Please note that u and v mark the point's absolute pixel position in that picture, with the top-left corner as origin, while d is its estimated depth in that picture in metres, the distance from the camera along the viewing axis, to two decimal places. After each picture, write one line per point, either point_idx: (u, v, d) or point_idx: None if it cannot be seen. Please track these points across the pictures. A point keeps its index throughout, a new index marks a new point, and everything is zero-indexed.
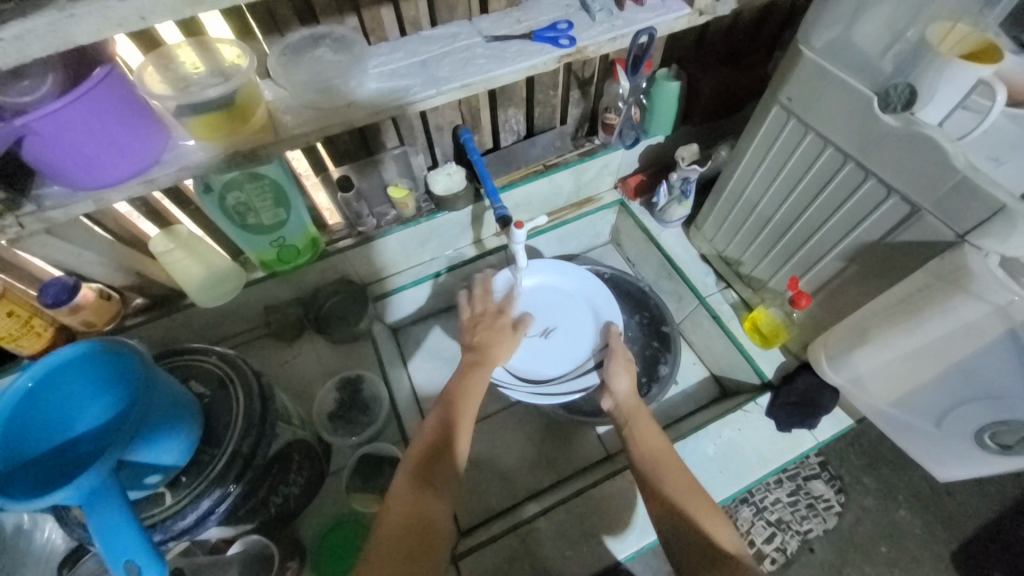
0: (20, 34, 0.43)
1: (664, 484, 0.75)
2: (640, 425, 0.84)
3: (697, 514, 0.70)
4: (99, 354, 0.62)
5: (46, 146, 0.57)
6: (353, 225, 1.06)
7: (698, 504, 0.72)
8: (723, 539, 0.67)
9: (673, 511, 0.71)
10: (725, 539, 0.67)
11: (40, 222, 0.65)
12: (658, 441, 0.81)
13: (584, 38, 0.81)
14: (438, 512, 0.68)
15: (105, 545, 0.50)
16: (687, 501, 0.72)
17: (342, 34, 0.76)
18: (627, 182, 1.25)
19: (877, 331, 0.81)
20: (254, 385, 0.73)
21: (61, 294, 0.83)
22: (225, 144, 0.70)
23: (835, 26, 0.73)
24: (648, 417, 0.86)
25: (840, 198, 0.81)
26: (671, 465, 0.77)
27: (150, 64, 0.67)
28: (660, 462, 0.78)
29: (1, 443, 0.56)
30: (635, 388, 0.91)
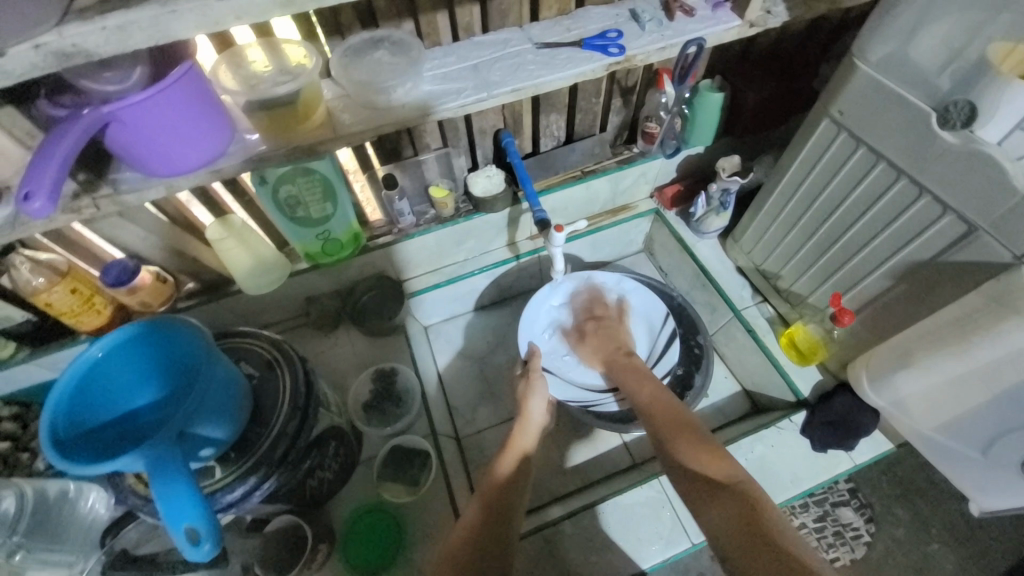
0: (123, 25, 0.47)
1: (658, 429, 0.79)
2: (633, 380, 0.94)
3: (687, 453, 0.72)
4: (158, 332, 0.66)
5: (127, 133, 0.61)
6: (393, 222, 1.10)
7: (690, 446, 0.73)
8: (715, 471, 0.68)
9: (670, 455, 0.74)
10: (714, 470, 0.68)
11: (113, 204, 0.69)
12: (651, 394, 0.88)
13: (633, 46, 0.82)
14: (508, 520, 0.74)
15: (167, 512, 0.54)
16: (682, 442, 0.74)
17: (400, 38, 0.79)
18: (664, 191, 1.25)
19: (923, 353, 0.79)
20: (299, 370, 0.76)
21: (123, 275, 0.88)
22: (286, 139, 0.73)
23: (894, 40, 0.72)
24: (636, 368, 0.97)
25: (889, 215, 0.80)
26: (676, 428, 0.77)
27: (223, 64, 0.72)
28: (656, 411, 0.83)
29: (68, 412, 0.60)
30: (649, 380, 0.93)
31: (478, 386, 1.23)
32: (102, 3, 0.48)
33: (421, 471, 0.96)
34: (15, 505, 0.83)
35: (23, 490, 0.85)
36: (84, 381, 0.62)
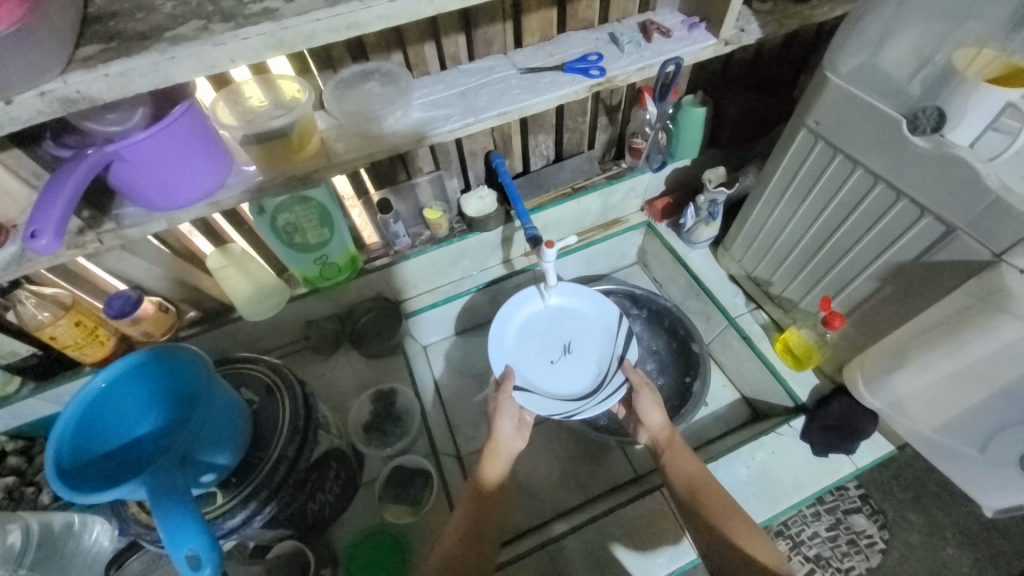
0: (124, 71, 0.50)
1: (706, 509, 0.77)
2: (680, 456, 0.86)
3: (742, 540, 0.71)
4: (160, 360, 0.67)
5: (130, 170, 0.64)
6: (390, 245, 1.12)
7: (745, 531, 0.73)
8: (769, 560, 0.68)
9: (726, 541, 0.72)
10: (768, 558, 0.68)
11: (117, 238, 0.71)
12: (697, 468, 0.83)
13: (613, 68, 0.85)
14: (485, 527, 0.78)
15: (169, 537, 0.54)
16: (735, 527, 0.73)
17: (390, 69, 0.83)
18: (654, 204, 1.27)
19: (916, 353, 0.79)
20: (298, 393, 0.77)
21: (126, 306, 0.90)
22: (281, 168, 0.76)
23: (861, 52, 0.75)
24: (685, 447, 0.88)
25: (871, 219, 0.82)
26: (716, 493, 0.79)
27: (221, 100, 0.75)
28: (706, 491, 0.80)
29: (72, 441, 0.61)
30: (668, 420, 0.93)
31: (478, 403, 1.24)
32: (105, 51, 0.51)
33: (423, 491, 0.97)
34: (21, 539, 0.84)
35: (29, 524, 0.86)
36: (88, 412, 0.63)
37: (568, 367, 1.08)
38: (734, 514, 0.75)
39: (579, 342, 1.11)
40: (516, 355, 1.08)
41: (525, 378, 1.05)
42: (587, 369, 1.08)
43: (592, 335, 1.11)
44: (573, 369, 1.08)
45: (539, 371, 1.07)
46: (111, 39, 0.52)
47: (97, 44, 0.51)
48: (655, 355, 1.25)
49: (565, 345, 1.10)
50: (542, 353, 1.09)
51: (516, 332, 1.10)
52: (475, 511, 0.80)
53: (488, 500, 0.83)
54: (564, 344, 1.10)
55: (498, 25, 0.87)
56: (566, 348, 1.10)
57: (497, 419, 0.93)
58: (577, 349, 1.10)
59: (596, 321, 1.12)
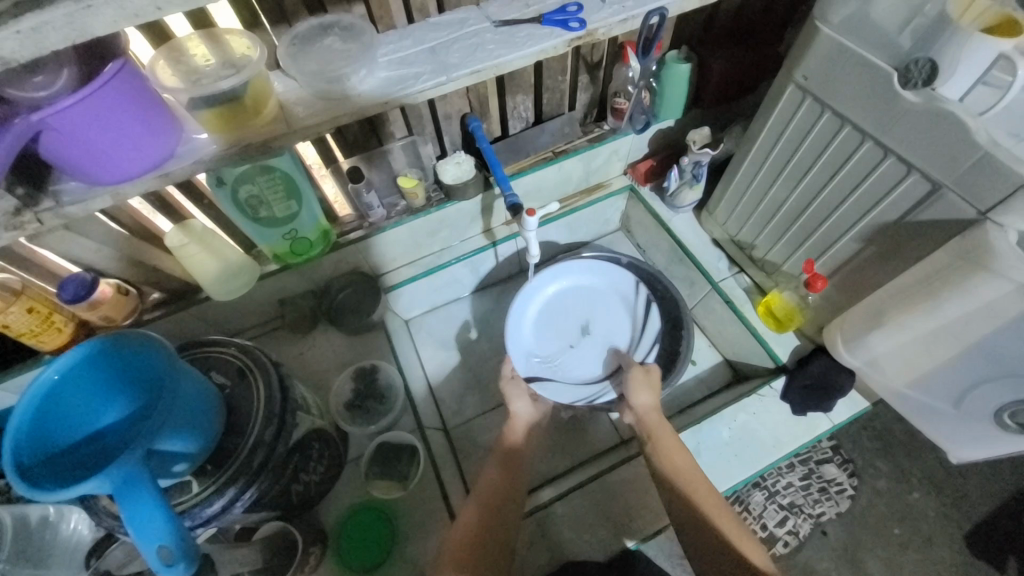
0: (37, 27, 0.43)
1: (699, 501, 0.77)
2: (667, 444, 0.85)
3: (731, 533, 0.73)
4: (119, 345, 0.63)
5: (61, 140, 0.57)
6: (364, 216, 1.07)
7: (735, 528, 0.74)
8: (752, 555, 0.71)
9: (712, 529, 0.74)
10: (754, 553, 0.71)
11: (59, 218, 0.65)
12: (685, 459, 0.83)
13: (594, 20, 0.79)
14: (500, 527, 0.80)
15: (140, 532, 0.52)
16: (725, 529, 0.73)
17: (350, 22, 0.75)
18: (637, 167, 1.24)
19: (895, 312, 0.80)
20: (272, 375, 0.74)
21: (80, 289, 0.85)
22: (237, 136, 0.69)
23: (853, 1, 0.71)
24: (673, 432, 0.87)
25: (856, 178, 0.80)
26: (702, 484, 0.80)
27: (162, 58, 0.67)
28: (697, 487, 0.79)
29: (29, 438, 0.57)
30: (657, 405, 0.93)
31: (463, 375, 1.22)
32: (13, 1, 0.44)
33: (410, 465, 0.96)
34: None
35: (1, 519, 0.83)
36: (44, 404, 0.59)
37: (588, 349, 1.18)
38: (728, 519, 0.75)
39: (596, 322, 1.20)
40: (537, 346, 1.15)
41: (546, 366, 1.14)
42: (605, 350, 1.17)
43: (607, 312, 1.21)
44: (593, 350, 1.18)
45: (562, 358, 1.16)
46: None
47: None
48: None
49: (583, 326, 1.19)
50: (563, 337, 1.18)
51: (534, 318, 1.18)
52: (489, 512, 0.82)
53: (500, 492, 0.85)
54: (582, 326, 1.19)
55: None
56: (584, 330, 1.19)
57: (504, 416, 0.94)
58: (594, 329, 1.19)
59: (609, 295, 1.22)
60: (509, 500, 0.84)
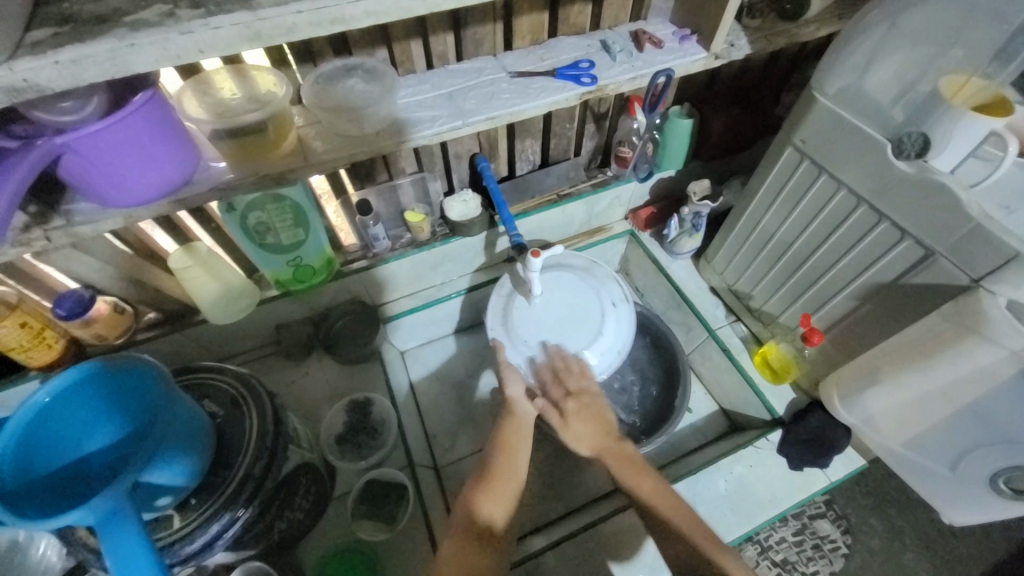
0: (78, 59, 0.44)
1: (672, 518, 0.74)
2: (630, 475, 0.80)
3: (707, 545, 0.68)
4: (117, 371, 0.61)
5: (81, 163, 0.58)
6: (368, 247, 1.08)
7: (706, 531, 0.71)
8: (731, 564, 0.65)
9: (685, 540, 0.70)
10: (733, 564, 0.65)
11: (67, 236, 0.65)
12: (652, 486, 0.78)
13: (605, 77, 0.84)
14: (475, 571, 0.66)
15: (122, 570, 0.49)
16: (692, 529, 0.71)
17: (372, 65, 0.78)
18: (638, 214, 1.27)
19: (888, 371, 0.81)
20: (267, 407, 0.72)
21: (76, 306, 0.83)
22: (254, 166, 0.71)
23: (847, 75, 0.75)
24: (636, 464, 0.81)
25: (851, 239, 0.83)
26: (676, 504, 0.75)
27: (188, 90, 0.70)
28: (654, 505, 0.76)
29: (14, 460, 0.55)
30: (609, 425, 0.87)
31: (456, 410, 1.21)
32: (57, 35, 0.45)
33: (398, 506, 0.93)
34: None
35: None
36: (30, 430, 0.57)
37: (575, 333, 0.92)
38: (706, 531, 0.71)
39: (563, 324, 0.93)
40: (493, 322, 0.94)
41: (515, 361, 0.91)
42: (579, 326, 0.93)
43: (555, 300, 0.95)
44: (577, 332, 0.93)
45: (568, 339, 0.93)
46: (65, 23, 0.46)
47: (48, 28, 0.46)
48: (636, 367, 1.25)
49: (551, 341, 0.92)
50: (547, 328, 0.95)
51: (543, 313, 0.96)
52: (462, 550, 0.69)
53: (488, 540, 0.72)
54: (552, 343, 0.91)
55: (489, 26, 0.84)
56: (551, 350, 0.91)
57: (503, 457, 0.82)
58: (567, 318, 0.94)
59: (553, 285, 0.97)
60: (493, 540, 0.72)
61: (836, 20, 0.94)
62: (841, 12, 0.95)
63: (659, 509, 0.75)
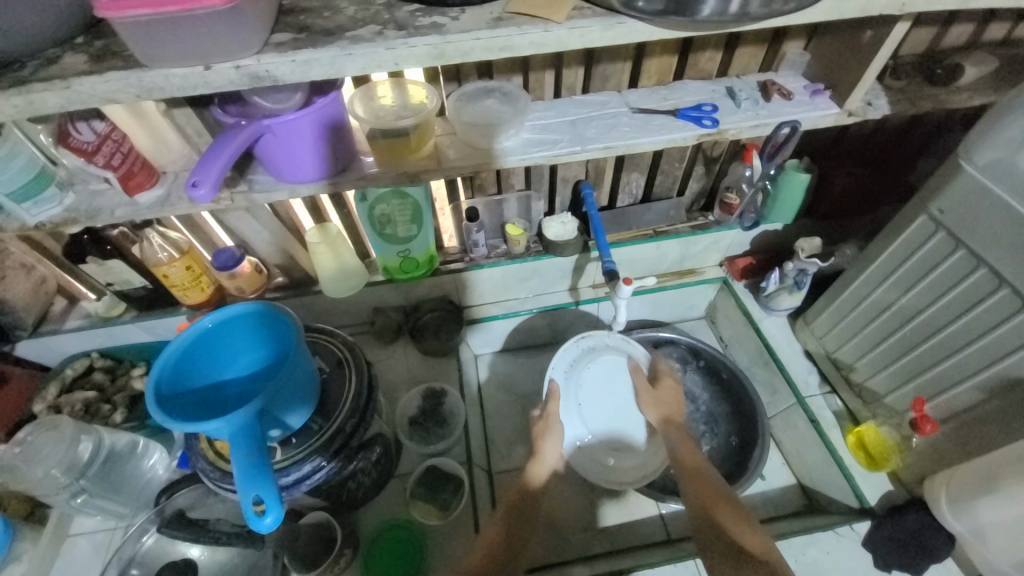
0: (308, 61, 0.56)
1: (699, 489, 0.81)
2: (688, 464, 0.85)
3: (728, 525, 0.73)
4: (259, 320, 0.73)
5: (273, 142, 0.71)
6: (466, 252, 1.16)
7: (732, 516, 0.75)
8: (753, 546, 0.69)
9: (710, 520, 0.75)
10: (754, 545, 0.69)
11: (246, 200, 0.79)
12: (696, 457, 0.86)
13: (727, 121, 0.85)
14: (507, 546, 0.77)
15: (243, 477, 0.58)
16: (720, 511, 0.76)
17: (510, 90, 0.87)
18: (735, 262, 1.23)
19: (1011, 481, 0.71)
20: (365, 373, 0.81)
21: (230, 261, 1.01)
22: (395, 164, 0.81)
23: (1002, 147, 0.68)
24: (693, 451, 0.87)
25: (990, 324, 0.75)
26: (708, 482, 0.81)
27: (358, 96, 0.82)
28: (699, 484, 0.81)
29: (174, 373, 0.67)
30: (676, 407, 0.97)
31: (519, 421, 1.23)
32: (296, 40, 0.57)
33: (452, 497, 0.96)
34: (91, 450, 0.96)
35: (101, 439, 0.98)
36: (189, 351, 0.69)
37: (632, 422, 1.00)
38: (728, 507, 0.77)
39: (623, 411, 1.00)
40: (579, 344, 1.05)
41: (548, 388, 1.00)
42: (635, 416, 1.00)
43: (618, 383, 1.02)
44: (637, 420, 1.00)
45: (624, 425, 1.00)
46: (301, 31, 0.58)
47: (289, 33, 0.58)
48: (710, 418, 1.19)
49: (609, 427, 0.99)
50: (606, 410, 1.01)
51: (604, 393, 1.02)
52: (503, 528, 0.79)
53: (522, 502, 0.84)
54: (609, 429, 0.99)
55: (619, 65, 0.90)
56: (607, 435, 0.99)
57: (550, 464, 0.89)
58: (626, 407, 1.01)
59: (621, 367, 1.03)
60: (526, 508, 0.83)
61: (995, 91, 0.87)
62: (1000, 83, 0.88)
63: (693, 475, 0.83)
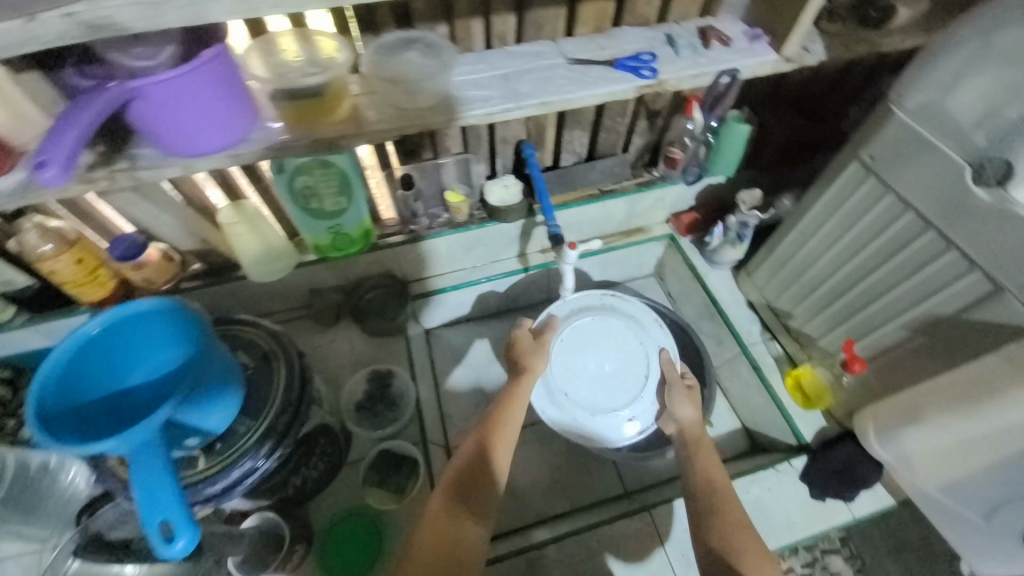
0: (156, 4, 0.47)
1: (720, 509, 0.72)
2: (705, 458, 0.81)
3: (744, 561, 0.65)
4: (165, 316, 0.64)
5: (148, 109, 0.60)
6: (406, 223, 1.09)
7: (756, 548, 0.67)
8: None
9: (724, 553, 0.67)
10: None
11: (130, 179, 0.68)
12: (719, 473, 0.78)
13: (667, 71, 0.81)
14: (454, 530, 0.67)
15: (145, 500, 0.52)
16: (740, 540, 0.68)
17: (433, 40, 0.78)
18: (681, 218, 1.24)
19: (932, 410, 0.77)
20: (296, 364, 0.74)
21: (129, 250, 0.87)
22: (306, 130, 0.72)
23: (932, 89, 0.70)
24: (714, 451, 0.82)
25: (912, 267, 0.78)
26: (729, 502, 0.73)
27: (254, 49, 0.71)
28: (715, 505, 0.73)
29: (60, 386, 0.58)
30: (700, 417, 0.88)
31: (475, 394, 1.22)
32: None
33: (407, 479, 0.94)
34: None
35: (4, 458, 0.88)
36: (76, 360, 0.59)
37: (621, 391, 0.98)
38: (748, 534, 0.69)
39: (616, 379, 0.99)
40: (607, 299, 1.05)
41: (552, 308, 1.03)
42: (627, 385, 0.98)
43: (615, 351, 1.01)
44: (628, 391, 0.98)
45: (612, 394, 0.98)
46: None
47: None
48: None
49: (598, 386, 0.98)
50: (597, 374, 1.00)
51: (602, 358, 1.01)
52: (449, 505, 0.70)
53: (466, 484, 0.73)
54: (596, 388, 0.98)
55: (553, 10, 0.82)
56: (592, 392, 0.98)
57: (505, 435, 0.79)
58: (622, 375, 0.99)
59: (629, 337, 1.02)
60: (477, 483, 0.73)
61: (923, 33, 0.87)
62: (929, 25, 0.88)
63: (711, 491, 0.75)
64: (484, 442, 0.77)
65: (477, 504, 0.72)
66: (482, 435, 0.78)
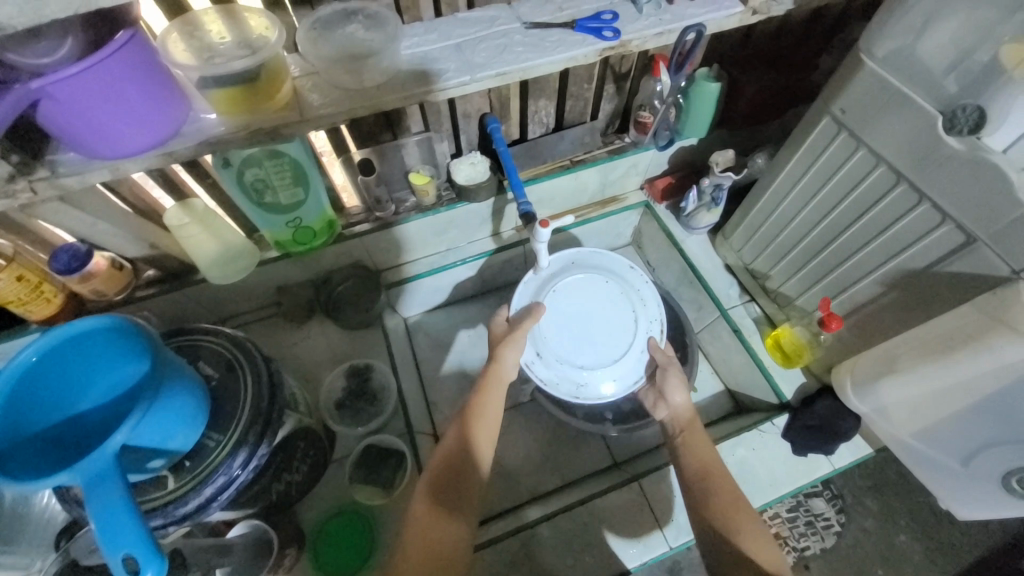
0: None
1: (716, 499, 0.72)
2: (697, 441, 0.81)
3: (743, 541, 0.66)
4: (113, 334, 0.60)
5: (60, 111, 0.54)
6: (371, 210, 1.04)
7: (753, 528, 0.67)
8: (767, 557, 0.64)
9: (722, 537, 0.67)
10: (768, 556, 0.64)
11: (53, 188, 0.62)
12: (712, 458, 0.78)
13: (629, 31, 0.76)
14: (452, 524, 0.65)
15: (106, 534, 0.49)
16: (736, 517, 0.69)
17: (375, 10, 0.72)
18: (655, 183, 1.20)
19: (906, 361, 0.78)
20: (262, 370, 0.72)
21: (73, 262, 0.83)
22: (245, 120, 0.67)
23: (902, 36, 0.67)
24: (705, 433, 0.82)
25: (883, 223, 0.78)
26: (725, 480, 0.74)
27: (174, 32, 0.64)
28: (710, 489, 0.73)
29: (5, 419, 0.54)
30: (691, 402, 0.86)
31: (459, 379, 1.20)
32: None
33: (395, 472, 0.93)
34: None
35: None
36: (18, 389, 0.55)
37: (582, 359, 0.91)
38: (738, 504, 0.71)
39: (593, 349, 0.92)
40: (640, 304, 0.95)
41: (596, 260, 0.98)
42: (589, 362, 0.91)
43: (611, 337, 0.93)
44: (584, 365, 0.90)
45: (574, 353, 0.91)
46: None
47: None
48: None
49: (574, 332, 0.93)
50: (575, 332, 0.93)
51: (591, 327, 0.93)
52: (436, 507, 0.67)
53: (455, 479, 0.70)
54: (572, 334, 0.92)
55: None
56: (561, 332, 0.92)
57: (481, 421, 0.76)
58: (598, 351, 0.91)
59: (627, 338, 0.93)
60: (464, 472, 0.71)
61: None
62: None
63: (705, 473, 0.76)
64: (463, 428, 0.75)
65: (465, 492, 0.70)
66: (465, 421, 0.76)
